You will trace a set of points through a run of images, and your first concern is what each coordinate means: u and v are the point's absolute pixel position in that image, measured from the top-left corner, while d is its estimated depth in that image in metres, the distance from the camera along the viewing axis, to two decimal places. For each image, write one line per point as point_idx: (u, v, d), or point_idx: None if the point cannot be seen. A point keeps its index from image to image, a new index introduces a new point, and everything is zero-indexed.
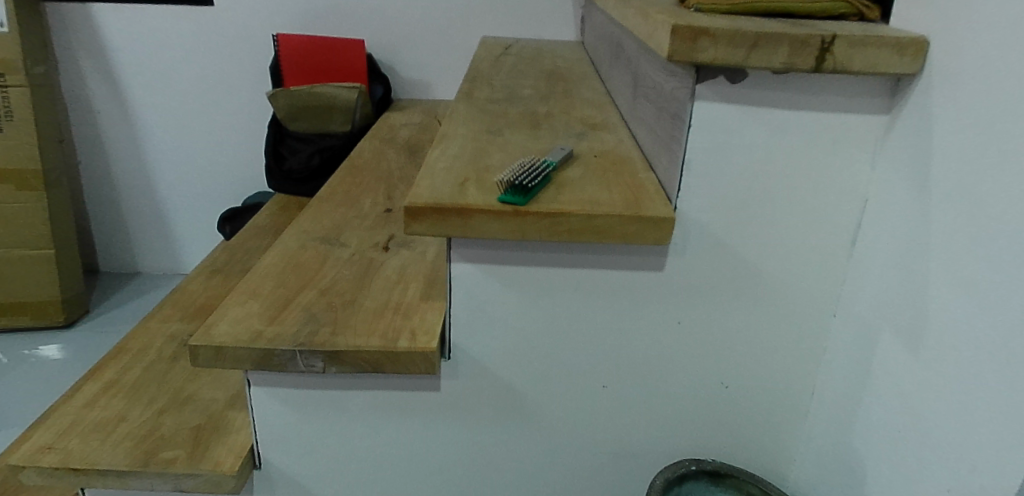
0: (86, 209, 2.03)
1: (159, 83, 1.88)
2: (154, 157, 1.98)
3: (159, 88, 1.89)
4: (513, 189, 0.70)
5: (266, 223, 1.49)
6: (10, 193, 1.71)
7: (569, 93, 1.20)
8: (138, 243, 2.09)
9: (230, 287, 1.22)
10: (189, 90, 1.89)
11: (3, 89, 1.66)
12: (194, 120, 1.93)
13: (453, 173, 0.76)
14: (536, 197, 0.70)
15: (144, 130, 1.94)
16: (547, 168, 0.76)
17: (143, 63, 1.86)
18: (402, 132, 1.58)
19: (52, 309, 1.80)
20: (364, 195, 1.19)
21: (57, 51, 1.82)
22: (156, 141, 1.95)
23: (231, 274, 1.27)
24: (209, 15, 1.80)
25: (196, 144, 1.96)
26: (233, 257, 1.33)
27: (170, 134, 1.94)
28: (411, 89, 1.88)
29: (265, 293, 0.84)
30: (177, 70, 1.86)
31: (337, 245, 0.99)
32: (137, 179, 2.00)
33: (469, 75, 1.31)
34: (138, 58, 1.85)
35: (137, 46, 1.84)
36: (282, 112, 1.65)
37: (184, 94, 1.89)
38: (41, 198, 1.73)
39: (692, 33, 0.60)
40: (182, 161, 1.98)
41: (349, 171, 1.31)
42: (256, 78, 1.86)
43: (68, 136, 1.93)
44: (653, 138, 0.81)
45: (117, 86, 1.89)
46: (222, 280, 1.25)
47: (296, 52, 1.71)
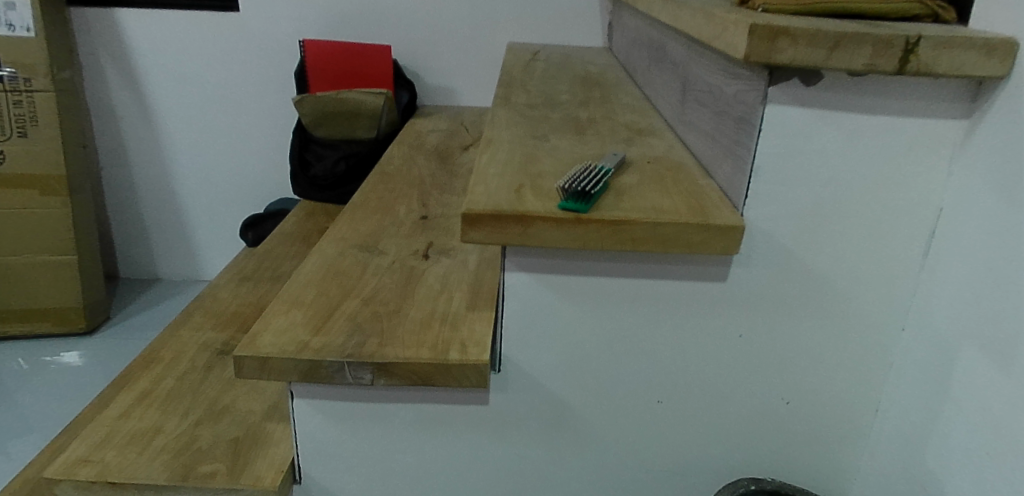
0: (107, 215, 2.02)
1: (183, 88, 1.86)
2: (177, 163, 1.96)
3: (182, 94, 1.87)
4: (575, 195, 0.67)
5: (294, 230, 1.47)
6: (33, 198, 1.70)
7: (607, 99, 1.18)
8: (158, 249, 2.08)
9: (260, 294, 1.20)
10: (213, 96, 1.87)
11: (28, 94, 1.65)
12: (218, 126, 1.91)
13: (507, 179, 0.74)
14: (598, 204, 0.67)
15: (167, 135, 1.93)
16: (605, 174, 0.73)
17: (167, 68, 1.85)
18: (431, 138, 1.56)
19: (74, 316, 1.78)
20: (398, 202, 1.17)
21: (82, 56, 1.81)
22: (178, 146, 1.94)
23: (260, 281, 1.24)
24: (234, 20, 1.78)
25: (219, 150, 1.94)
26: (262, 264, 1.31)
27: (193, 140, 1.93)
28: (436, 95, 1.86)
29: (308, 302, 0.82)
30: (202, 76, 1.85)
31: (376, 252, 0.97)
32: (158, 186, 1.99)
33: (503, 80, 1.29)
34: (162, 64, 1.84)
35: (162, 51, 1.83)
36: (308, 117, 1.64)
37: (207, 100, 1.88)
38: (65, 203, 1.72)
39: (771, 33, 0.57)
40: (205, 167, 1.97)
41: (381, 177, 1.29)
42: (281, 84, 1.85)
43: (91, 142, 1.91)
44: (711, 143, 0.79)
45: (140, 92, 1.87)
46: (252, 287, 1.22)
47: (322, 58, 1.69)
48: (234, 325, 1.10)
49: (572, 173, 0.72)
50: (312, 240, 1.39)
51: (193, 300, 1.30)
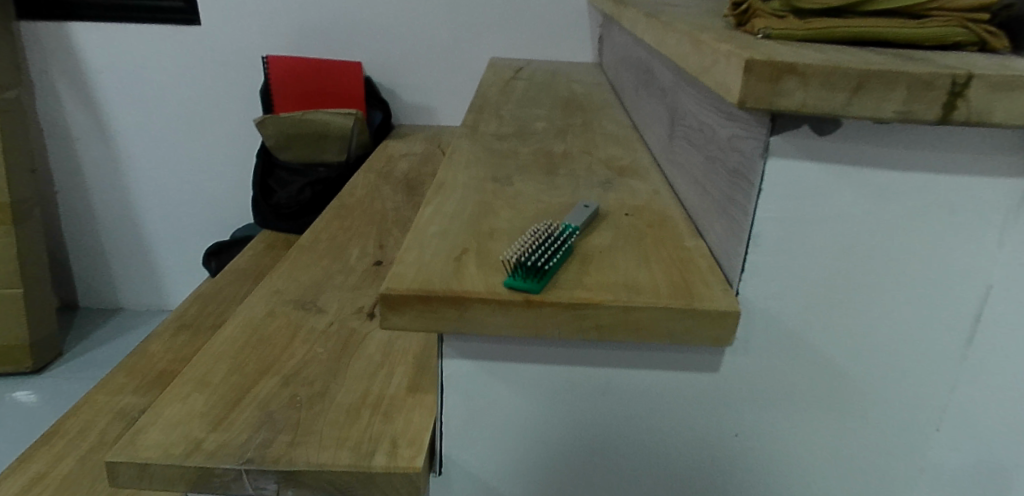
0: (64, 241, 1.89)
1: (143, 107, 1.74)
2: (138, 187, 1.83)
3: (142, 113, 1.75)
4: (524, 269, 0.52)
5: (248, 265, 1.34)
6: None
7: (589, 127, 1.04)
8: (120, 277, 1.94)
9: (197, 347, 1.06)
10: (175, 115, 1.75)
11: None
12: (181, 147, 1.78)
13: (450, 239, 0.60)
14: (553, 280, 0.53)
15: (126, 157, 1.80)
16: (568, 237, 0.58)
17: (125, 86, 1.72)
18: (402, 164, 1.42)
19: (21, 354, 1.64)
20: (351, 243, 1.03)
21: (33, 73, 1.69)
22: (139, 168, 1.81)
23: (200, 329, 1.11)
24: (195, 34, 1.66)
25: (183, 172, 1.81)
26: (205, 309, 1.17)
27: (154, 162, 1.80)
28: (414, 114, 1.73)
29: (214, 384, 0.68)
30: (162, 94, 1.72)
31: (313, 310, 0.83)
32: (118, 210, 1.86)
33: (474, 104, 1.16)
34: (120, 81, 1.72)
35: (119, 67, 1.70)
36: (271, 140, 1.51)
37: (168, 120, 1.75)
38: (10, 232, 1.59)
39: (773, 71, 0.44)
40: (168, 190, 1.84)
41: (338, 211, 1.15)
42: (246, 102, 1.72)
43: (45, 164, 1.79)
44: (701, 194, 0.65)
45: (97, 111, 1.74)
46: (189, 338, 1.09)
47: (288, 75, 1.55)
48: (161, 385, 0.96)
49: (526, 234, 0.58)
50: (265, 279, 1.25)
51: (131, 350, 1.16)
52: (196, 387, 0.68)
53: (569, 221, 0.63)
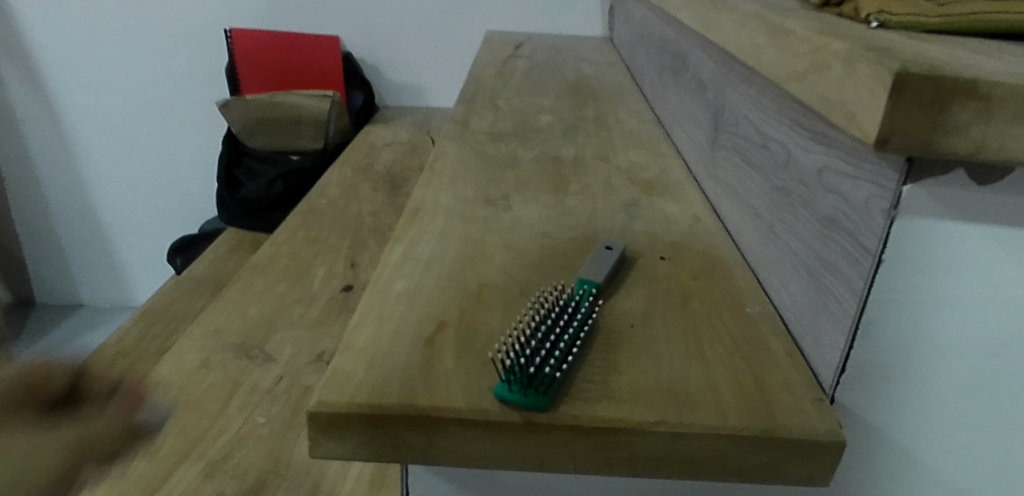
0: (16, 232, 1.71)
1: (95, 85, 1.55)
2: (96, 175, 1.65)
3: (94, 91, 1.56)
4: (525, 378, 0.35)
5: (207, 272, 1.16)
6: None
7: (603, 122, 0.86)
8: (78, 273, 1.77)
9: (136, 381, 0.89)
10: (131, 94, 1.55)
11: None
12: (140, 130, 1.59)
13: (421, 304, 0.43)
14: (566, 391, 0.36)
15: (80, 142, 1.61)
16: (585, 315, 0.41)
17: (73, 62, 1.53)
18: (385, 154, 1.24)
19: None
20: (316, 261, 0.86)
21: None
22: (94, 154, 1.63)
23: (143, 357, 0.94)
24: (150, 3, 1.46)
25: (144, 159, 1.63)
26: (152, 330, 1.01)
27: (112, 147, 1.62)
28: (401, 95, 1.53)
29: (116, 478, 0.52)
30: (116, 71, 1.53)
31: (259, 359, 0.67)
32: (74, 199, 1.68)
33: (465, 91, 0.98)
34: (68, 56, 1.52)
35: (65, 40, 1.50)
36: (237, 126, 1.32)
37: (125, 100, 1.56)
38: None
39: (939, 95, 0.26)
40: (129, 178, 1.66)
41: (304, 217, 0.97)
42: (211, 81, 1.53)
43: None
44: (768, 237, 0.48)
45: (44, 90, 1.55)
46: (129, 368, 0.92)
47: (253, 51, 1.36)
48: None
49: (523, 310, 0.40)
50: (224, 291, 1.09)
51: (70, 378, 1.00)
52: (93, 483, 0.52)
53: (585, 278, 0.46)
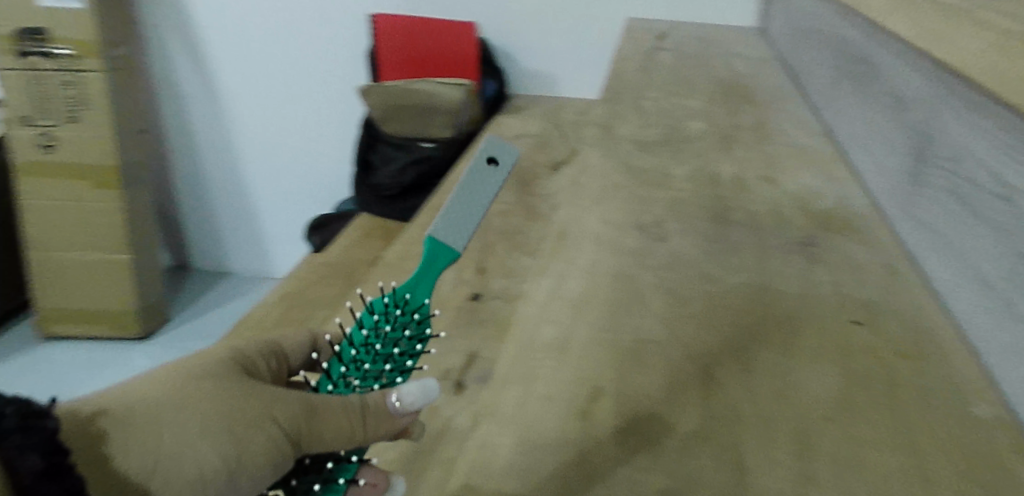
0: (173, 224, 1.64)
1: (203, 63, 1.42)
2: (203, 177, 1.56)
3: (202, 70, 1.43)
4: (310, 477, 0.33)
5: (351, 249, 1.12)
6: (82, 192, 1.27)
7: (763, 132, 0.78)
8: (191, 250, 1.67)
9: None
10: (240, 75, 1.43)
11: (75, 71, 1.22)
12: (248, 112, 1.47)
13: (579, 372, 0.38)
14: (376, 470, 0.34)
15: (187, 127, 1.50)
16: (392, 340, 0.38)
17: (184, 37, 1.40)
18: (516, 147, 1.17)
19: (130, 321, 1.36)
20: (446, 265, 0.80)
21: (141, 28, 1.39)
22: (202, 136, 1.51)
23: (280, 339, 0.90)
24: (263, 9, 1.35)
25: (259, 185, 1.55)
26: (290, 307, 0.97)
27: (229, 174, 1.55)
28: (530, 81, 1.43)
29: None
30: (234, 90, 1.45)
31: None
32: (184, 183, 1.58)
33: (610, 90, 0.91)
34: (185, 75, 1.44)
35: (177, 17, 1.38)
36: (376, 112, 1.25)
37: (242, 121, 1.48)
38: (121, 198, 1.29)
39: None
40: (240, 198, 1.57)
41: (436, 210, 0.92)
42: (327, 96, 1.42)
43: (155, 125, 1.51)
44: (1002, 313, 0.38)
45: (154, 70, 1.44)
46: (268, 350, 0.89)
47: (394, 35, 1.29)
48: None
49: (314, 345, 0.42)
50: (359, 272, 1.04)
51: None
52: None
53: (434, 237, 0.41)
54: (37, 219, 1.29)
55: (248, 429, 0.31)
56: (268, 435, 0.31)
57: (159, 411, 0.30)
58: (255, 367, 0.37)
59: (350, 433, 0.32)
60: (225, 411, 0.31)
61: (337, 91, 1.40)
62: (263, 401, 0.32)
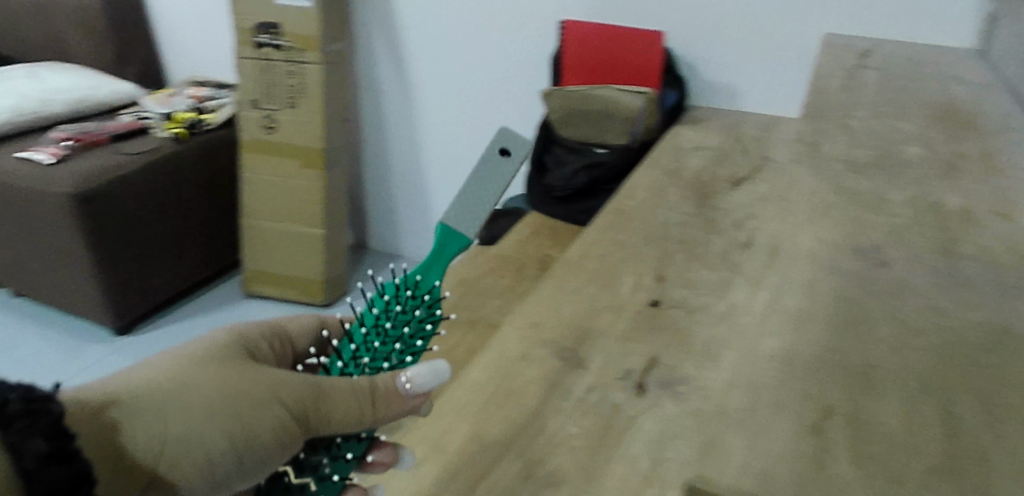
0: (359, 206, 1.80)
1: (402, 62, 1.55)
2: (389, 166, 1.69)
3: (400, 68, 1.56)
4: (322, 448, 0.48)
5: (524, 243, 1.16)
6: (293, 169, 1.44)
7: (994, 163, 0.71)
8: (372, 231, 1.82)
9: (450, 346, 0.91)
10: (432, 74, 1.53)
11: (300, 64, 1.38)
12: (436, 108, 1.57)
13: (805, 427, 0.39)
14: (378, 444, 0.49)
15: (381, 119, 1.64)
16: (403, 321, 0.51)
17: (389, 37, 1.53)
18: (694, 159, 1.13)
19: (315, 288, 1.50)
20: (623, 268, 0.79)
21: (355, 27, 1.56)
22: (392, 128, 1.64)
23: (457, 322, 0.96)
24: (464, 13, 1.44)
25: (438, 178, 1.65)
26: (466, 294, 1.02)
27: (412, 165, 1.67)
28: (709, 93, 1.40)
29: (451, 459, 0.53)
30: (425, 88, 1.56)
31: (573, 363, 0.63)
32: (372, 170, 1.72)
33: (812, 107, 0.87)
34: (385, 72, 1.58)
35: (385, 19, 1.52)
36: (554, 115, 1.27)
37: (429, 117, 1.59)
38: (321, 177, 1.43)
39: None
40: (419, 187, 1.69)
41: (616, 214, 0.93)
42: (511, 98, 1.48)
43: (354, 115, 1.66)
44: None
45: (360, 67, 1.60)
46: (445, 332, 0.94)
47: (580, 42, 1.29)
48: None
49: (314, 333, 0.59)
50: (531, 267, 1.08)
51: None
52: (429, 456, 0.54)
53: (446, 223, 0.59)
54: (255, 189, 1.47)
55: (243, 404, 0.45)
56: (256, 402, 0.45)
57: (164, 390, 0.45)
58: (258, 348, 0.53)
59: (360, 412, 0.45)
60: (224, 392, 0.45)
61: (520, 93, 1.47)
62: (255, 383, 0.46)
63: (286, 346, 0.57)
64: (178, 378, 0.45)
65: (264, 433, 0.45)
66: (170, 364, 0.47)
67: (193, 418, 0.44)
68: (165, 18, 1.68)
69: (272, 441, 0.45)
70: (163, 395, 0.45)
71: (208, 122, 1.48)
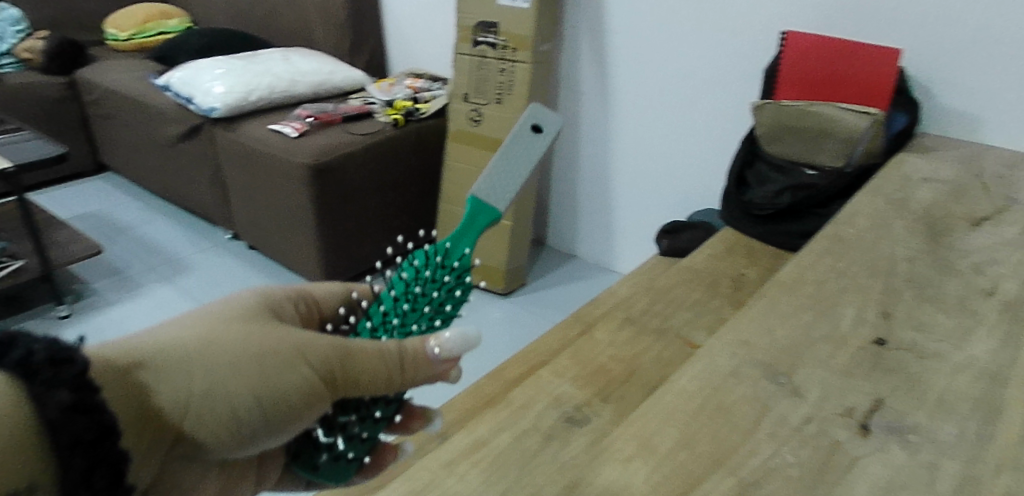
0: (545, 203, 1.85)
1: (605, 65, 1.57)
2: (580, 166, 1.73)
3: (602, 71, 1.58)
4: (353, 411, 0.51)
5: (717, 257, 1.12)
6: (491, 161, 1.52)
7: None
8: (554, 228, 1.87)
9: (639, 351, 0.91)
10: (635, 79, 1.54)
11: (511, 62, 1.45)
12: (633, 113, 1.57)
13: None
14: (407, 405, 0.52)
15: (577, 120, 1.68)
16: (432, 288, 0.53)
17: (597, 40, 1.56)
18: (924, 190, 1.00)
19: (497, 277, 1.61)
20: (844, 298, 0.73)
21: (564, 29, 1.61)
22: (587, 129, 1.67)
23: (647, 328, 0.96)
24: (676, 20, 1.43)
25: (627, 182, 1.66)
26: (656, 301, 1.02)
27: (602, 166, 1.69)
28: (944, 119, 1.21)
29: (660, 457, 0.53)
30: (626, 93, 1.57)
31: (786, 388, 0.60)
32: (562, 169, 1.76)
33: None
34: (587, 74, 1.61)
35: (595, 23, 1.55)
36: (762, 130, 1.20)
37: (626, 121, 1.59)
38: None
39: None
40: (607, 189, 1.70)
41: (834, 240, 0.86)
42: (715, 109, 1.44)
43: (551, 114, 1.72)
44: None
45: (564, 68, 1.64)
46: (634, 336, 0.94)
47: (802, 54, 1.21)
48: (603, 385, 0.85)
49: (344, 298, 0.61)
50: (724, 283, 1.04)
51: (567, 325, 1.12)
52: (639, 453, 0.54)
53: (476, 196, 0.54)
54: (454, 177, 1.57)
55: (269, 360, 0.47)
56: (283, 360, 0.47)
57: (191, 345, 0.46)
58: (283, 310, 0.55)
59: (390, 374, 0.47)
60: (251, 350, 0.47)
61: (725, 104, 1.42)
62: (280, 341, 0.48)
63: (312, 308, 0.59)
64: (202, 334, 0.47)
65: (291, 392, 0.46)
66: (193, 323, 0.48)
67: (219, 373, 0.46)
68: (396, 14, 1.85)
69: (296, 398, 0.47)
70: (187, 350, 0.46)
71: (423, 111, 1.62)
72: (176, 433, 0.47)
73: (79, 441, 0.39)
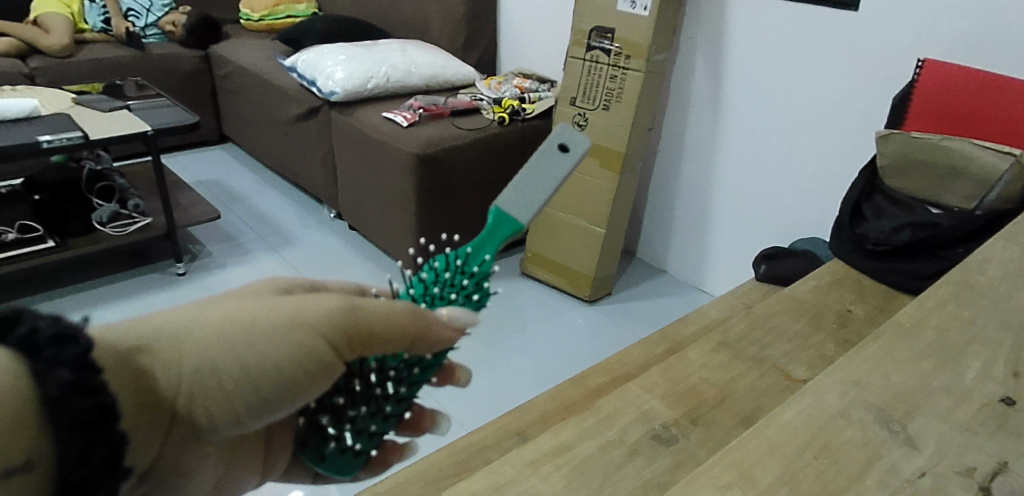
0: (640, 214, 1.83)
1: (719, 78, 1.53)
2: (680, 179, 1.70)
3: (715, 84, 1.55)
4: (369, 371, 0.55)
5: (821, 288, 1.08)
6: (592, 168, 1.52)
7: None
8: (647, 240, 1.84)
9: (733, 375, 0.89)
10: (749, 96, 1.49)
11: (623, 69, 1.44)
12: (743, 131, 1.53)
13: None
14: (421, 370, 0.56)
15: (682, 132, 1.65)
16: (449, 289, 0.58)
17: (714, 53, 1.53)
18: None
19: (585, 283, 1.59)
20: (970, 350, 0.68)
21: (681, 39, 1.58)
22: (692, 143, 1.64)
23: (742, 354, 0.93)
24: (801, 37, 1.37)
25: (729, 200, 1.61)
26: (752, 327, 0.98)
27: (704, 182, 1.65)
28: None
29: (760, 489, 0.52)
30: (737, 108, 1.52)
31: (900, 436, 0.57)
32: (662, 181, 1.74)
33: None
34: (699, 86, 1.58)
35: (713, 35, 1.52)
36: (885, 160, 1.14)
37: (734, 138, 1.55)
38: (614, 180, 1.49)
39: None
40: (706, 206, 1.66)
41: (961, 287, 0.80)
42: (834, 134, 1.38)
43: (657, 125, 1.69)
44: None
45: (676, 78, 1.62)
46: (728, 360, 0.92)
47: (939, 85, 1.14)
48: (692, 405, 0.83)
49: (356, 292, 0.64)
50: (828, 318, 1.00)
51: (656, 341, 1.11)
52: (738, 482, 0.53)
53: (500, 206, 0.56)
54: None
55: (276, 335, 0.47)
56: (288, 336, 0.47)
57: (193, 325, 0.46)
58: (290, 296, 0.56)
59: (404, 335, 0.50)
60: (252, 330, 0.46)
61: (846, 130, 1.35)
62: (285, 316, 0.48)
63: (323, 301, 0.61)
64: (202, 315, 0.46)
65: (298, 365, 0.47)
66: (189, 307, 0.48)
67: (222, 352, 0.45)
68: (512, 14, 1.88)
69: (301, 371, 0.47)
70: (188, 330, 0.45)
71: (529, 111, 1.63)
72: (172, 418, 0.44)
73: (82, 419, 0.36)
